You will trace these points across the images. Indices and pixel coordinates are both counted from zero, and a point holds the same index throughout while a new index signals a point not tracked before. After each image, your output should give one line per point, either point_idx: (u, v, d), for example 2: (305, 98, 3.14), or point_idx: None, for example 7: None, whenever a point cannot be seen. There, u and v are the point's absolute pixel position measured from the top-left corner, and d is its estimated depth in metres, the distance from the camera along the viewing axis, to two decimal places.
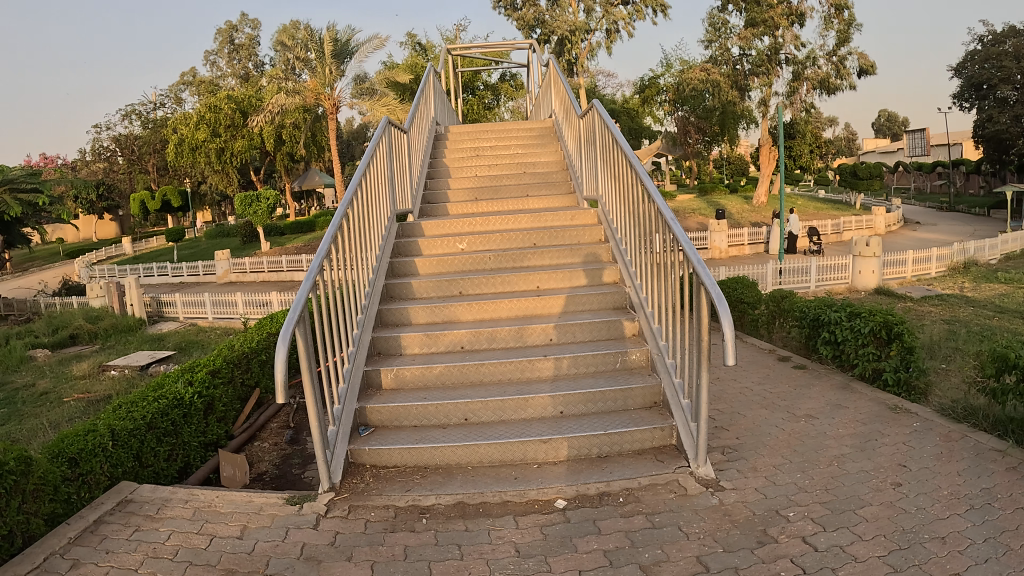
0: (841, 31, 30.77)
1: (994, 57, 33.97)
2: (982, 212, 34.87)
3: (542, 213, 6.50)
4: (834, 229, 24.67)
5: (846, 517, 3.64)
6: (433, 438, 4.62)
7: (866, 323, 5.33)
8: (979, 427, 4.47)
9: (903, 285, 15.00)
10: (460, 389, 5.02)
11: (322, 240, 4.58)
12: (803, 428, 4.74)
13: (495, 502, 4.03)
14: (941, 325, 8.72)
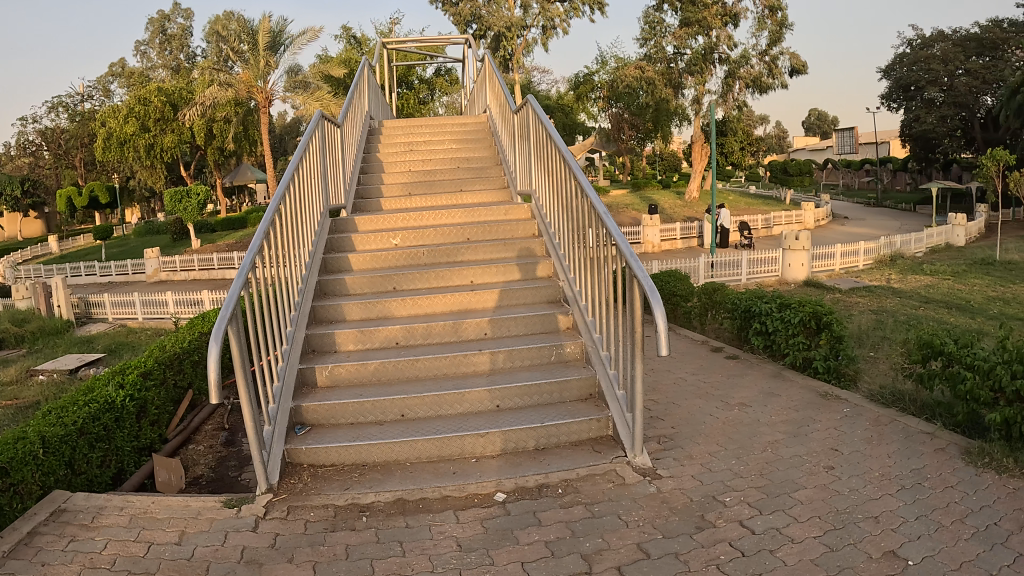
0: (774, 32, 31.58)
1: (923, 60, 36.60)
2: (909, 207, 36.55)
3: (480, 208, 6.48)
4: (764, 224, 25.28)
5: (782, 500, 3.77)
6: (370, 435, 4.57)
7: (797, 314, 5.50)
8: (907, 412, 4.68)
9: (832, 278, 15.53)
10: (397, 385, 4.98)
11: (254, 236, 4.45)
12: (737, 417, 4.87)
13: (437, 497, 4.02)
14: (869, 315, 9.07)
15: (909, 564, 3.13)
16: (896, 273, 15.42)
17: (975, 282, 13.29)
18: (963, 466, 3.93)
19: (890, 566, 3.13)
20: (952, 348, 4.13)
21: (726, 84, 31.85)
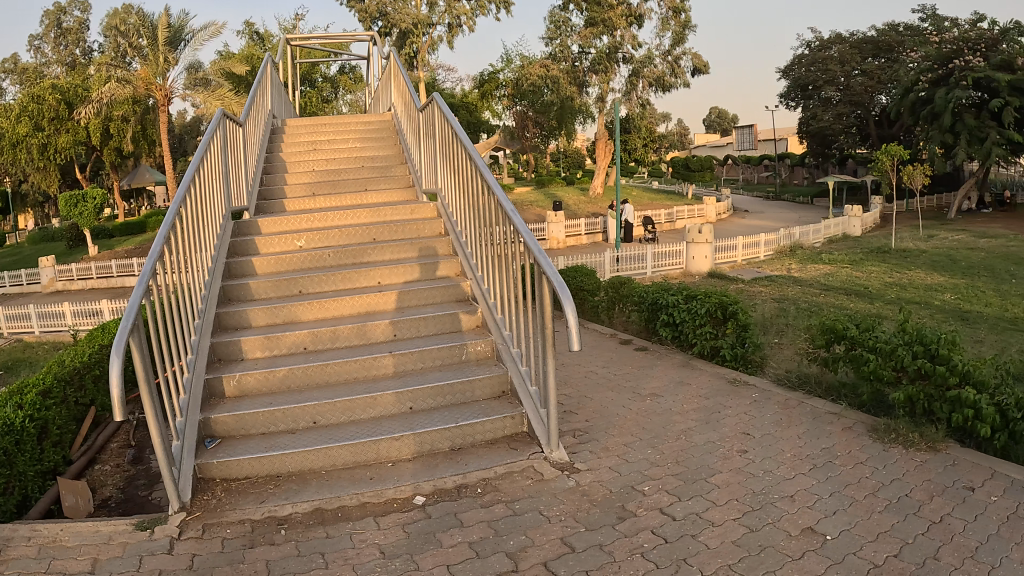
0: (677, 33, 32.37)
1: (820, 61, 37.31)
2: (806, 200, 38.35)
3: (386, 208, 6.38)
4: (668, 218, 25.80)
5: (700, 486, 3.91)
6: (283, 444, 4.33)
7: (703, 305, 5.72)
8: (813, 394, 4.97)
9: (735, 269, 16.10)
10: (309, 391, 4.76)
11: (155, 240, 4.18)
12: (648, 407, 5.01)
13: (355, 504, 3.91)
14: (773, 304, 9.49)
15: (826, 539, 3.31)
16: (796, 263, 16.15)
17: (871, 270, 14.09)
18: (871, 443, 4.20)
19: (807, 542, 3.29)
20: (854, 332, 4.44)
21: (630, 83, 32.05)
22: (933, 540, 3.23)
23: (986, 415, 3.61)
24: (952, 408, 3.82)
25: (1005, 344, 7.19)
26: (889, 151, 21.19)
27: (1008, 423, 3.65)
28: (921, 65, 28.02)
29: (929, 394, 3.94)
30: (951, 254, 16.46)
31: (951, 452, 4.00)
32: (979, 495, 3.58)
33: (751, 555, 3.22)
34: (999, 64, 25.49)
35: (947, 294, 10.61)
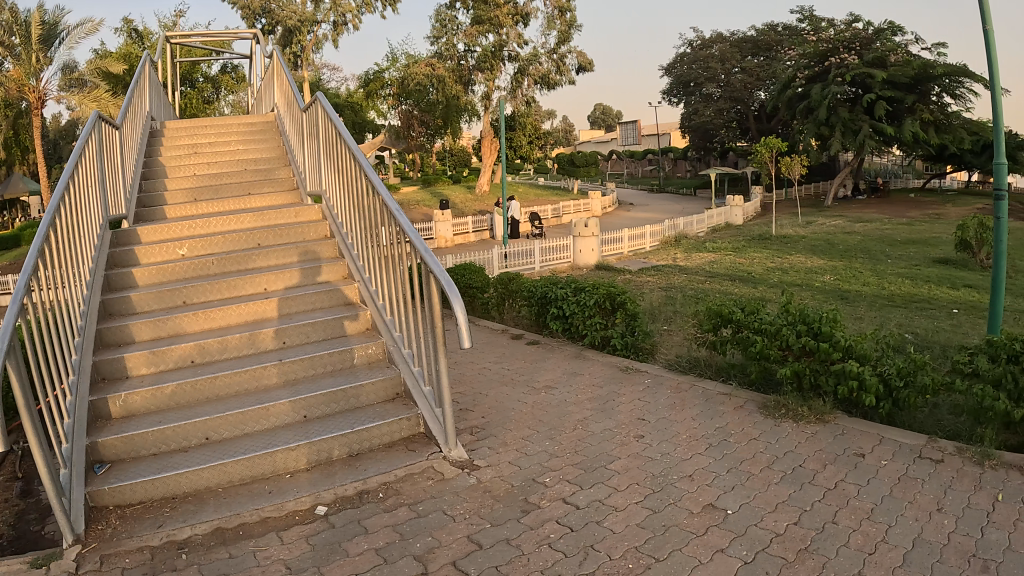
0: (562, 31, 30.38)
1: (702, 59, 38.25)
2: (689, 193, 39.54)
3: (265, 210, 6.10)
4: (554, 213, 25.96)
5: (599, 473, 3.79)
6: (176, 464, 3.83)
7: (592, 297, 5.87)
8: (703, 375, 5.21)
9: (622, 261, 16.24)
10: (201, 407, 4.33)
11: (27, 254, 3.84)
12: (543, 399, 4.97)
13: (255, 521, 3.45)
14: (660, 292, 9.84)
15: (729, 513, 3.28)
16: (682, 253, 16.65)
17: (753, 257, 14.68)
18: (763, 419, 4.38)
19: (711, 518, 3.24)
20: (740, 315, 4.67)
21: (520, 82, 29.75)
22: (831, 506, 3.30)
23: (869, 384, 3.92)
24: (837, 380, 4.11)
25: (882, 320, 7.67)
26: (767, 144, 22.08)
27: (891, 390, 3.96)
28: (800, 61, 29.35)
29: (816, 368, 4.22)
30: (828, 239, 17.40)
31: (838, 423, 4.23)
32: (868, 460, 3.76)
33: (659, 536, 3.11)
34: (871, 61, 26.76)
35: (826, 276, 11.31)
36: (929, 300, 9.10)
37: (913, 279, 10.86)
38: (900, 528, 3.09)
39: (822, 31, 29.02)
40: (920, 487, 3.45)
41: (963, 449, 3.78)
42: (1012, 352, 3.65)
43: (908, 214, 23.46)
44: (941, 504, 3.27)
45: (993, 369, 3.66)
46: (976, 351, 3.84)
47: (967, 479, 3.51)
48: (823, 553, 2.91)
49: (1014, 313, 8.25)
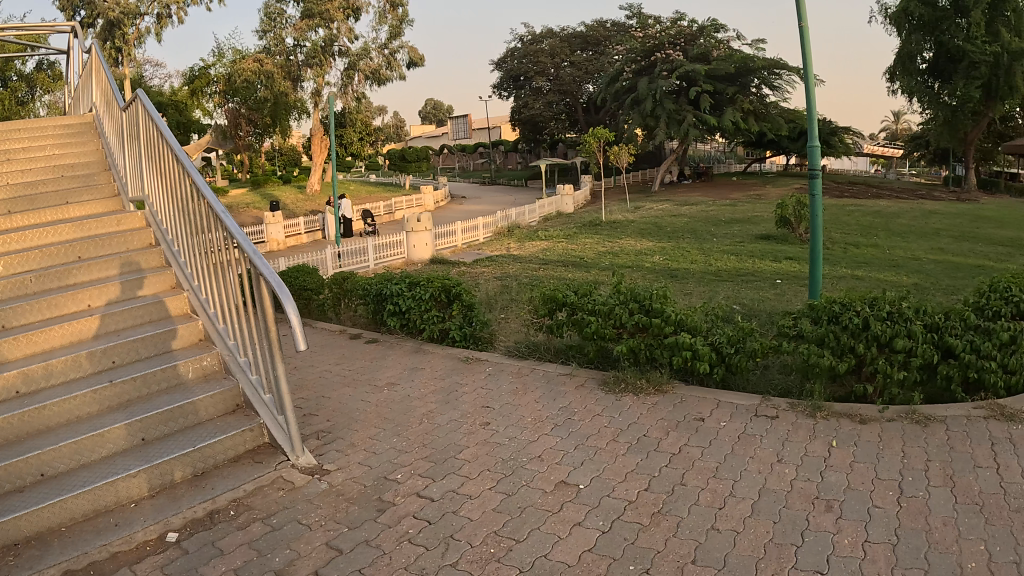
0: (395, 27, 25.16)
1: (531, 53, 32.84)
2: (519, 181, 37.27)
3: (85, 210, 4.95)
4: (386, 210, 21.63)
5: (450, 464, 2.92)
6: (12, 507, 2.43)
7: (424, 289, 5.09)
8: (546, 355, 4.53)
9: (455, 256, 12.89)
10: (36, 441, 2.80)
11: None
12: (388, 397, 3.81)
13: (103, 558, 2.31)
14: (494, 285, 8.97)
15: (582, 488, 2.68)
16: (515, 244, 13.97)
17: (585, 242, 13.30)
18: (604, 395, 3.74)
19: (562, 495, 2.64)
20: (573, 298, 4.18)
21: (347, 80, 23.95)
22: (678, 469, 2.82)
23: (702, 353, 3.62)
24: (671, 353, 3.75)
25: (711, 294, 7.44)
26: (595, 133, 19.62)
27: (723, 357, 3.66)
28: (625, 55, 26.45)
29: (650, 343, 3.83)
30: (655, 220, 15.93)
31: (678, 393, 3.70)
32: (708, 423, 3.29)
33: (514, 518, 2.48)
34: (697, 55, 24.59)
35: (656, 257, 10.68)
36: (753, 272, 8.91)
37: (737, 255, 10.50)
38: (746, 481, 2.71)
39: (647, 26, 26.07)
40: (760, 442, 3.07)
41: (795, 403, 3.46)
42: (831, 313, 3.58)
43: (731, 196, 21.53)
44: (780, 455, 2.93)
45: (816, 330, 3.56)
46: (798, 315, 3.75)
47: (802, 430, 3.19)
48: (675, 513, 2.47)
49: (830, 280, 8.17)
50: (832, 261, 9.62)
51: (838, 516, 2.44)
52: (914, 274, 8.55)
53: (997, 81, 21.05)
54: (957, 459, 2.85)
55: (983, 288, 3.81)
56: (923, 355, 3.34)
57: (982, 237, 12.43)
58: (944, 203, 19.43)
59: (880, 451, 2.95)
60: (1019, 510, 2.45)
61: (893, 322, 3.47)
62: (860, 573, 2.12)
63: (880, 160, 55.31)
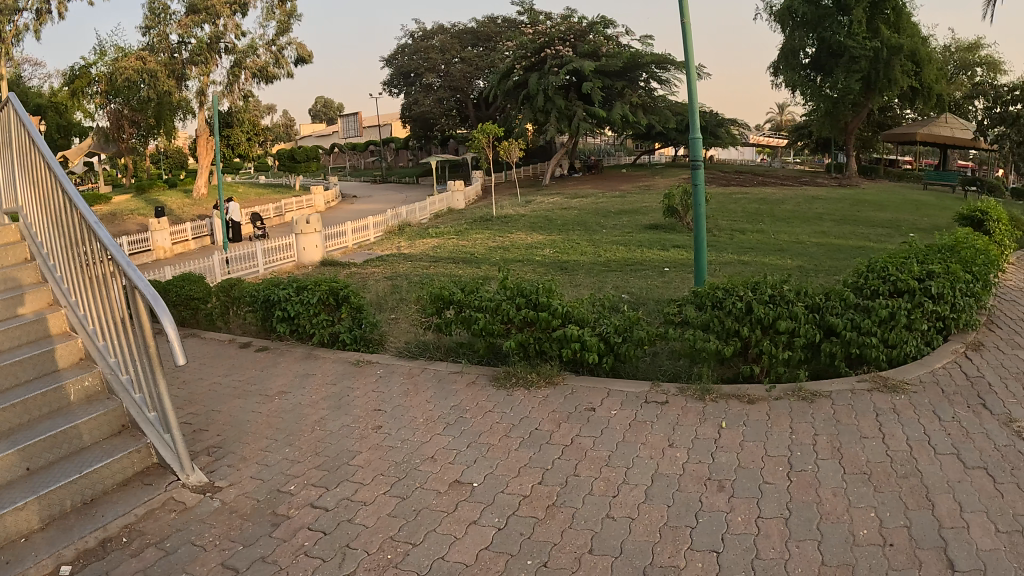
0: (283, 23, 24.52)
1: (423, 49, 31.34)
2: (411, 179, 36.26)
3: None
4: (275, 212, 19.69)
5: (343, 471, 2.78)
6: None
7: (310, 293, 4.38)
8: (436, 357, 4.17)
9: (347, 255, 11.19)
10: None
11: None
12: (279, 406, 3.50)
13: None
14: (383, 281, 8.15)
15: (475, 486, 2.62)
16: (406, 240, 12.65)
17: (476, 237, 12.42)
18: (495, 390, 3.59)
19: (456, 495, 2.57)
20: (460, 296, 3.94)
21: (232, 77, 22.96)
22: (571, 460, 2.80)
23: (590, 343, 3.55)
24: (560, 345, 3.65)
25: (600, 284, 7.37)
26: (484, 129, 19.19)
27: (611, 346, 3.62)
28: (514, 51, 25.68)
29: (539, 335, 3.69)
30: (547, 214, 15.48)
31: (569, 383, 3.62)
32: (599, 412, 3.25)
33: (409, 521, 2.40)
34: (586, 52, 24.65)
35: (546, 249, 10.33)
36: (641, 261, 8.88)
37: (626, 245, 10.40)
38: (637, 468, 2.72)
39: (538, 22, 25.88)
40: (650, 428, 3.08)
41: (684, 388, 3.49)
42: (715, 300, 3.63)
43: (622, 188, 21.71)
44: (671, 440, 2.95)
45: (701, 315, 3.61)
46: (683, 302, 3.79)
47: (692, 414, 3.22)
48: (571, 505, 2.46)
49: (716, 266, 8.27)
50: (720, 247, 9.80)
51: (731, 495, 2.49)
52: (796, 257, 8.86)
53: (877, 74, 22.01)
54: (844, 431, 2.99)
55: (865, 270, 4.11)
56: (806, 334, 3.47)
57: (860, 220, 13.01)
58: (826, 189, 20.25)
59: (768, 430, 3.04)
60: (902, 476, 2.60)
61: (775, 304, 3.57)
62: (755, 548, 2.17)
63: (764, 151, 56.96)
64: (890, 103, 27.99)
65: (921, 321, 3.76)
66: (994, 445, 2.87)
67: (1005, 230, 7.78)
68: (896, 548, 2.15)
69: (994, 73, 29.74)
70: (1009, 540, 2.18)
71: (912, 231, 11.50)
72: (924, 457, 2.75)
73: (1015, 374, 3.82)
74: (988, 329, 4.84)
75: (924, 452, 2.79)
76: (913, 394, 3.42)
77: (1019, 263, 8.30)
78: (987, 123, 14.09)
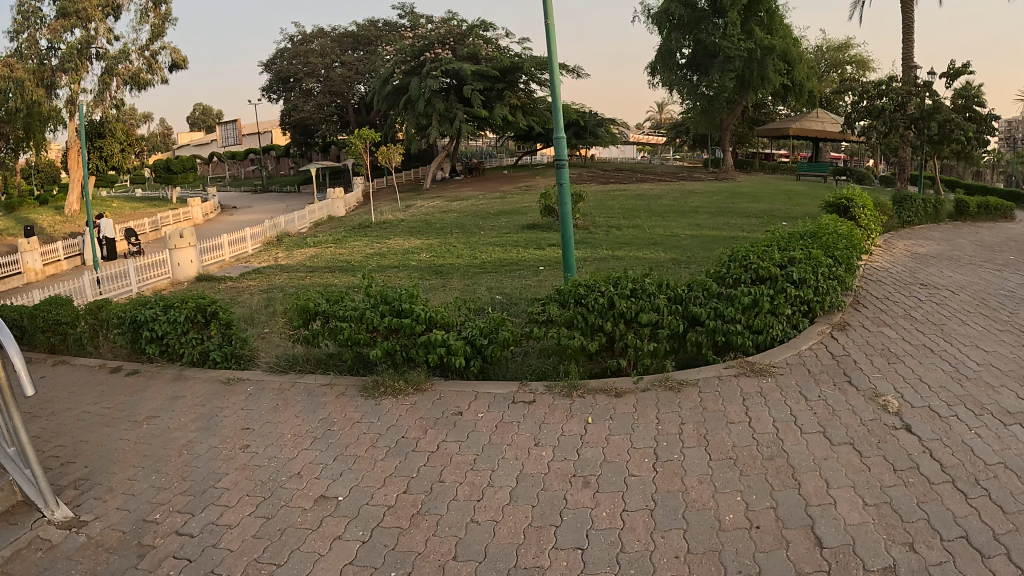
0: (157, 27, 23.63)
1: (301, 54, 30.25)
2: (292, 187, 35.43)
3: None
4: (151, 226, 18.87)
5: (210, 494, 2.66)
6: None
7: (177, 311, 4.21)
8: (307, 370, 4.05)
9: (225, 269, 10.81)
10: None
11: None
12: (147, 432, 3.33)
13: None
14: (257, 294, 7.89)
15: (341, 500, 2.55)
16: (283, 251, 12.36)
17: (354, 244, 12.26)
18: (363, 401, 3.50)
19: (321, 510, 2.49)
20: (326, 305, 3.82)
21: (104, 84, 21.92)
22: (436, 467, 2.76)
23: (457, 347, 3.52)
24: (425, 351, 3.62)
25: (472, 286, 7.37)
26: (360, 135, 18.59)
27: (478, 348, 3.62)
28: (395, 55, 25.50)
29: (404, 343, 3.65)
30: (425, 219, 15.36)
31: (437, 389, 3.58)
32: (466, 417, 3.23)
33: (274, 541, 2.32)
34: (465, 54, 24.44)
35: (422, 254, 10.26)
36: (516, 261, 8.95)
37: (504, 246, 10.44)
38: (504, 470, 2.72)
39: (418, 26, 26.15)
40: (517, 428, 3.08)
41: (551, 386, 3.52)
42: (578, 295, 3.66)
43: (501, 189, 21.80)
44: (537, 439, 2.96)
45: (565, 313, 3.64)
46: (548, 300, 3.82)
47: (558, 411, 3.25)
48: (435, 512, 2.43)
49: (588, 262, 8.42)
50: (595, 243, 9.97)
51: (596, 490, 2.52)
52: (670, 250, 9.11)
53: (751, 73, 22.88)
54: (710, 418, 3.10)
55: (728, 259, 4.27)
56: (668, 326, 3.58)
57: (734, 211, 13.47)
58: (702, 183, 20.92)
59: (635, 423, 3.08)
60: (769, 458, 2.71)
61: (637, 298, 3.64)
62: (620, 542, 2.20)
63: (644, 148, 58.37)
64: (764, 100, 29.21)
65: (786, 306, 3.95)
66: (859, 420, 3.04)
67: (869, 215, 8.21)
68: (763, 530, 2.23)
69: (862, 71, 31.44)
70: (876, 511, 2.31)
71: (780, 220, 12.02)
72: (790, 437, 2.88)
73: (877, 350, 4.07)
74: (854, 309, 5.10)
75: (790, 433, 2.92)
76: (780, 375, 3.61)
77: (884, 246, 8.76)
78: (851, 116, 14.86)
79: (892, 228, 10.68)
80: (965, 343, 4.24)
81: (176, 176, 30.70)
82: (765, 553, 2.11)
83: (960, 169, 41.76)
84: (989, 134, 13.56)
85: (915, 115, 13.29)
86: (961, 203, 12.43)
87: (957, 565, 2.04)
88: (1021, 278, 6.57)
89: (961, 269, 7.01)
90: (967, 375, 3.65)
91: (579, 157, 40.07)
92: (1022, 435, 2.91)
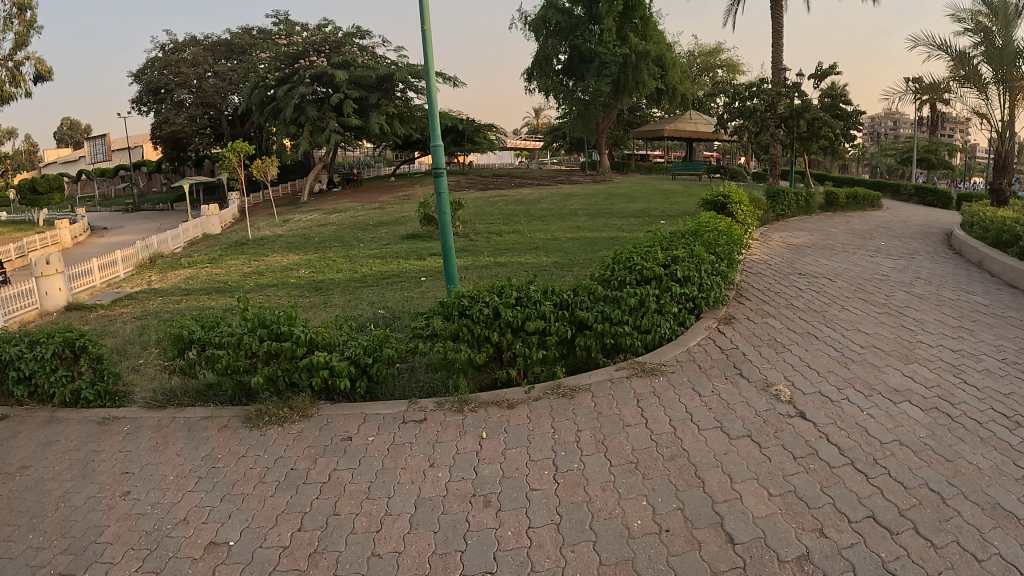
0: (22, 35, 22.27)
1: (171, 63, 28.91)
2: (163, 207, 33.87)
3: None
4: (17, 252, 17.65)
5: (91, 551, 2.44)
6: None
7: (43, 347, 3.92)
8: (186, 404, 3.82)
9: (94, 295, 10.19)
10: None
11: None
12: (18, 484, 3.08)
13: None
14: (129, 322, 7.48)
15: (232, 545, 2.39)
16: (156, 273, 11.80)
17: (230, 262, 11.81)
18: (248, 432, 3.32)
19: (212, 558, 2.33)
20: (201, 332, 3.60)
21: None
22: (329, 499, 2.64)
23: (341, 368, 3.40)
24: (309, 375, 3.47)
25: (354, 302, 7.21)
26: (233, 147, 17.84)
27: (362, 369, 3.52)
28: (268, 62, 24.99)
29: (286, 367, 3.48)
30: (304, 233, 14.92)
31: (323, 414, 3.44)
32: (357, 441, 3.11)
33: None
34: (338, 62, 24.03)
35: (301, 270, 10.02)
36: (397, 273, 8.81)
37: (383, 258, 10.26)
38: (401, 496, 2.62)
39: (292, 34, 25.18)
40: (410, 449, 2.99)
41: (442, 402, 3.44)
42: (461, 308, 3.57)
43: (380, 200, 21.49)
44: (432, 459, 2.88)
45: (449, 326, 3.52)
46: (431, 314, 3.69)
47: (451, 428, 3.17)
48: (333, 549, 2.30)
49: (471, 271, 8.35)
50: (477, 250, 9.99)
51: (499, 509, 2.45)
52: (553, 254, 9.15)
53: (626, 77, 23.43)
54: (606, 423, 3.08)
55: (612, 262, 4.30)
56: (556, 332, 3.57)
57: (612, 213, 13.73)
58: (580, 186, 21.22)
59: (531, 433, 3.05)
60: (669, 459, 2.71)
61: (522, 306, 3.60)
62: (529, 562, 2.14)
63: (524, 154, 58.77)
64: (639, 104, 29.93)
65: (671, 304, 4.02)
66: (754, 412, 3.10)
67: (745, 210, 8.49)
68: (674, 533, 2.21)
69: (732, 74, 32.65)
70: (782, 501, 2.34)
71: (658, 220, 12.33)
72: (688, 435, 2.90)
73: (763, 341, 4.18)
74: (737, 302, 5.21)
75: (687, 431, 2.94)
76: (670, 374, 3.65)
77: (759, 240, 9.08)
78: (724, 117, 15.38)
79: (766, 222, 11.08)
80: (847, 328, 4.41)
81: (43, 197, 28.63)
82: (678, 556, 2.09)
83: (823, 165, 43.95)
84: (853, 130, 14.30)
85: (785, 114, 13.86)
86: (831, 195, 13.04)
87: (868, 545, 2.08)
88: (889, 263, 6.92)
89: (836, 258, 7.30)
90: (852, 359, 3.78)
91: (460, 163, 40.00)
92: (911, 411, 3.02)
